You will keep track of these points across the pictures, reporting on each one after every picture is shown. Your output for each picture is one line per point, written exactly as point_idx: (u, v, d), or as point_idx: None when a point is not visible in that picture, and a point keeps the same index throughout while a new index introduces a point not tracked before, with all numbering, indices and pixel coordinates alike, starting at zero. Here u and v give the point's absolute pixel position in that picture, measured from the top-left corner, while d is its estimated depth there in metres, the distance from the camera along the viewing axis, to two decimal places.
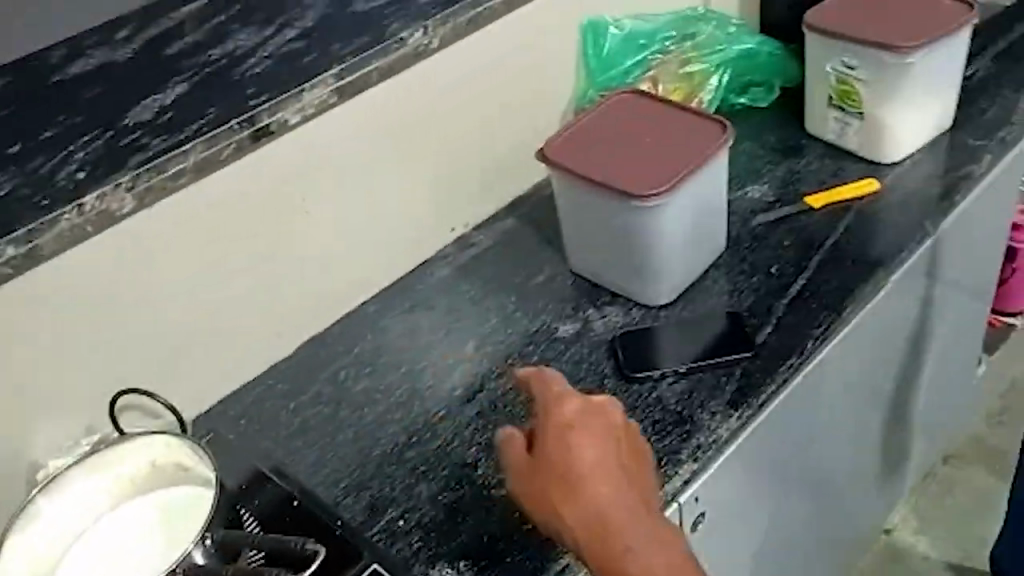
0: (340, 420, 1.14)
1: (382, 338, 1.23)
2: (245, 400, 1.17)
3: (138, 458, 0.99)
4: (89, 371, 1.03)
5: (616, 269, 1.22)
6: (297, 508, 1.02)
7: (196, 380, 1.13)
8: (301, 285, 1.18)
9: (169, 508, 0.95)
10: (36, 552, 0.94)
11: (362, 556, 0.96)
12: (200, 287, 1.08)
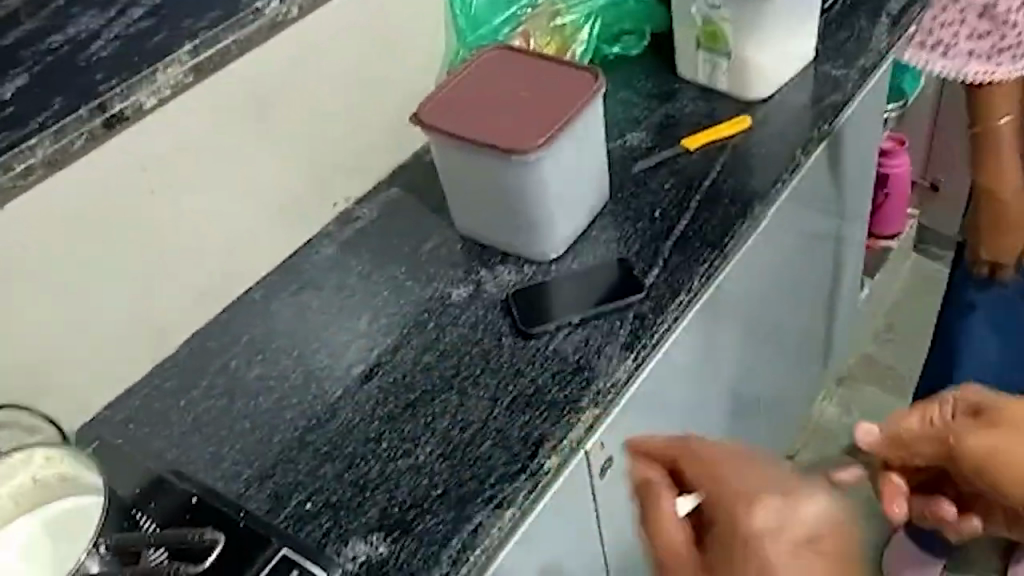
0: (236, 411, 1.12)
1: (272, 323, 1.21)
2: (133, 402, 1.14)
3: (17, 476, 0.94)
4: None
5: (503, 228, 1.22)
6: (197, 505, 1.00)
7: (78, 386, 1.08)
8: (182, 276, 1.14)
9: (51, 532, 0.93)
10: None
11: (271, 541, 0.95)
12: (72, 288, 1.03)
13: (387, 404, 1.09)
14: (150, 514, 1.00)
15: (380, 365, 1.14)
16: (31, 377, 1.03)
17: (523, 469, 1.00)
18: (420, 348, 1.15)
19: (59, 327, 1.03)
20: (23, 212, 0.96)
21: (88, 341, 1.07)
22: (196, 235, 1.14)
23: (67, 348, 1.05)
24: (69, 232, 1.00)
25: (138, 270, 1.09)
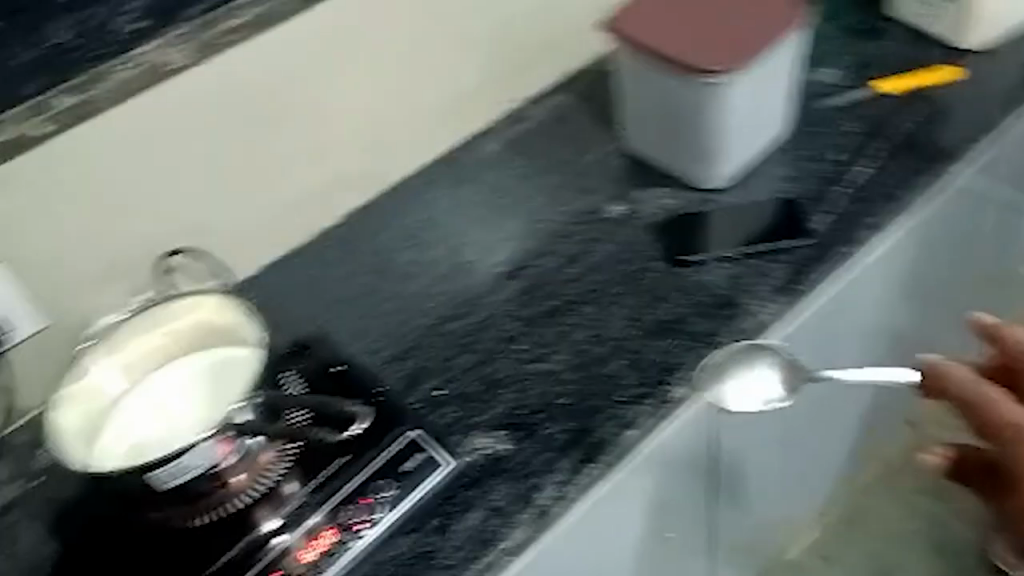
0: (383, 291, 1.16)
1: (427, 212, 1.23)
2: (291, 266, 1.20)
3: (185, 317, 1.02)
4: (136, 228, 1.07)
5: (673, 150, 1.19)
6: (337, 373, 1.06)
7: (239, 245, 1.16)
8: (344, 153, 1.19)
9: (211, 383, 0.97)
10: (84, 402, 0.97)
11: (401, 423, 0.96)
12: (254, 149, 1.12)
13: (525, 308, 1.11)
14: (294, 375, 1.06)
15: (524, 270, 1.15)
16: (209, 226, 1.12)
17: (650, 394, 0.99)
18: (566, 259, 1.15)
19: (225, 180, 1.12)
20: (205, 71, 1.05)
21: (252, 200, 1.14)
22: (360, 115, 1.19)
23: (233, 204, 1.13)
24: (257, 94, 1.10)
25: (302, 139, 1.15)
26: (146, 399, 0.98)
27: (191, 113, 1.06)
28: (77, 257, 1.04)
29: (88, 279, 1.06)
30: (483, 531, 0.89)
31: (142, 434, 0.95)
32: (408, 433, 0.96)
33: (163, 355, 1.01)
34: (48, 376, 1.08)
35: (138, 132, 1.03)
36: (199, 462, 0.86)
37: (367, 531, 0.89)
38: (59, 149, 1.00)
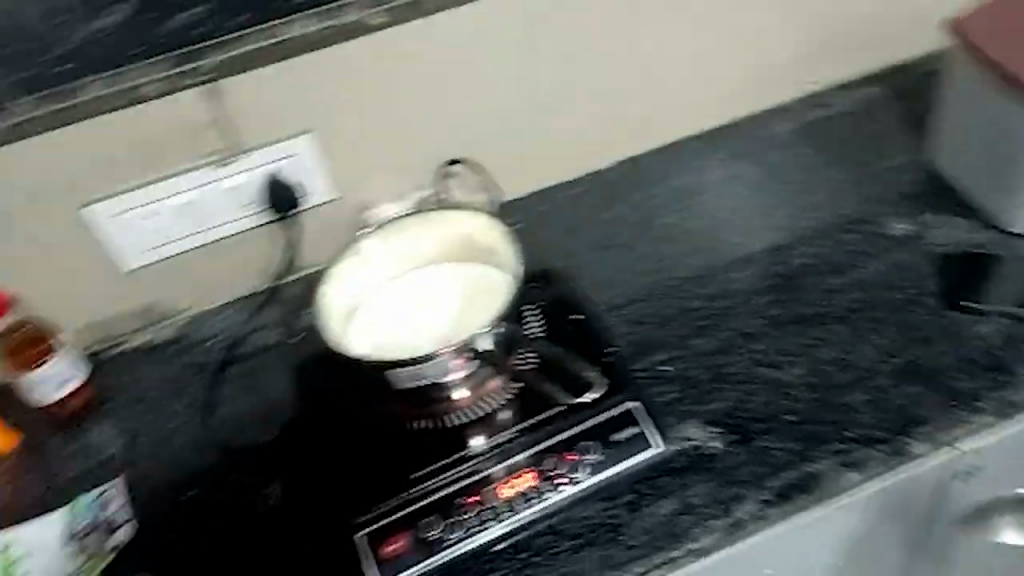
0: (636, 246, 1.16)
1: (700, 177, 1.22)
2: (555, 198, 1.22)
3: (452, 227, 1.05)
4: (432, 132, 1.11)
5: (985, 181, 1.07)
6: (576, 321, 1.06)
7: (518, 168, 1.18)
8: (641, 100, 1.17)
9: (464, 301, 1.02)
10: (346, 287, 1.04)
11: (620, 391, 0.97)
12: (560, 79, 1.11)
13: (775, 306, 1.07)
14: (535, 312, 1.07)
15: (782, 266, 1.10)
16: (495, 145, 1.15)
17: (885, 440, 0.93)
18: (832, 267, 1.09)
19: (525, 105, 1.12)
20: None
21: (542, 128, 1.15)
22: (669, 65, 1.15)
23: (526, 127, 1.14)
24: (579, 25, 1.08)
25: (606, 79, 1.13)
26: (404, 300, 1.05)
27: (514, 32, 1.06)
28: (377, 147, 1.10)
29: (377, 167, 1.12)
30: (674, 524, 0.89)
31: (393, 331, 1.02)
32: (626, 407, 0.96)
33: (421, 258, 1.08)
34: (324, 247, 1.17)
35: (459, 42, 1.05)
36: (429, 376, 0.93)
37: (565, 488, 0.91)
38: (386, 48, 1.02)
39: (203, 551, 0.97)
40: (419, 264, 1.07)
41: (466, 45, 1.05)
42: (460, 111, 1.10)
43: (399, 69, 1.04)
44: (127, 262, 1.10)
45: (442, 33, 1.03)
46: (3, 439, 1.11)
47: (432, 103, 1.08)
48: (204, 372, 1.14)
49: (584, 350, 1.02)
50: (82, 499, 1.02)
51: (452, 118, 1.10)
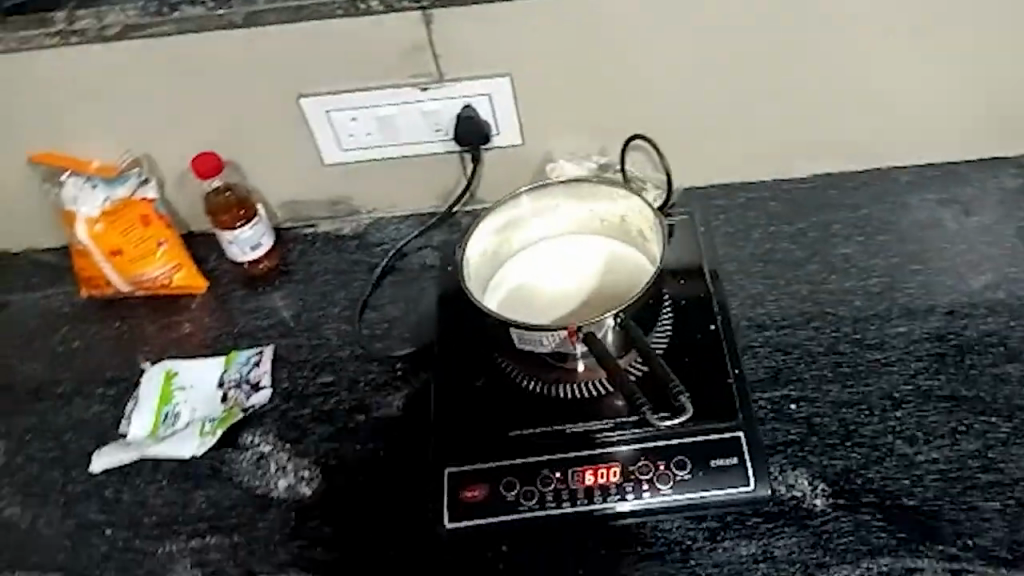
0: (802, 271, 1.10)
1: (899, 214, 1.14)
2: (739, 197, 1.19)
3: (615, 208, 1.01)
4: (627, 102, 1.12)
5: None
6: (711, 332, 1.03)
7: (703, 157, 1.17)
8: (844, 113, 1.12)
9: (605, 273, 1.03)
10: (486, 239, 1.00)
11: (734, 420, 0.94)
12: (780, 75, 1.09)
13: (931, 378, 1.00)
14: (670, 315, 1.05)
15: (955, 337, 1.02)
16: (694, 129, 1.14)
17: (1007, 561, 0.87)
18: (1010, 351, 1.00)
19: (737, 95, 1.11)
20: None
21: (747, 122, 1.13)
22: (883, 83, 1.10)
23: (730, 117, 1.13)
24: (817, 23, 1.05)
25: (814, 84, 1.10)
26: (545, 249, 1.05)
27: (746, 19, 1.04)
28: (578, 103, 1.12)
29: (567, 123, 1.14)
30: (748, 568, 0.88)
31: (528, 286, 1.03)
32: (734, 434, 0.93)
33: (570, 227, 1.04)
34: (504, 188, 1.22)
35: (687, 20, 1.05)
36: (545, 343, 0.91)
37: (647, 496, 0.91)
38: (614, 11, 1.04)
39: (319, 433, 1.06)
40: (565, 233, 1.04)
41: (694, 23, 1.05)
42: (658, 87, 1.10)
43: (608, 32, 1.06)
44: (325, 155, 1.20)
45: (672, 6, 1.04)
46: (193, 279, 1.25)
47: (634, 73, 1.09)
48: (369, 270, 1.23)
49: (708, 366, 1.00)
50: (238, 355, 1.16)
51: (648, 93, 1.11)
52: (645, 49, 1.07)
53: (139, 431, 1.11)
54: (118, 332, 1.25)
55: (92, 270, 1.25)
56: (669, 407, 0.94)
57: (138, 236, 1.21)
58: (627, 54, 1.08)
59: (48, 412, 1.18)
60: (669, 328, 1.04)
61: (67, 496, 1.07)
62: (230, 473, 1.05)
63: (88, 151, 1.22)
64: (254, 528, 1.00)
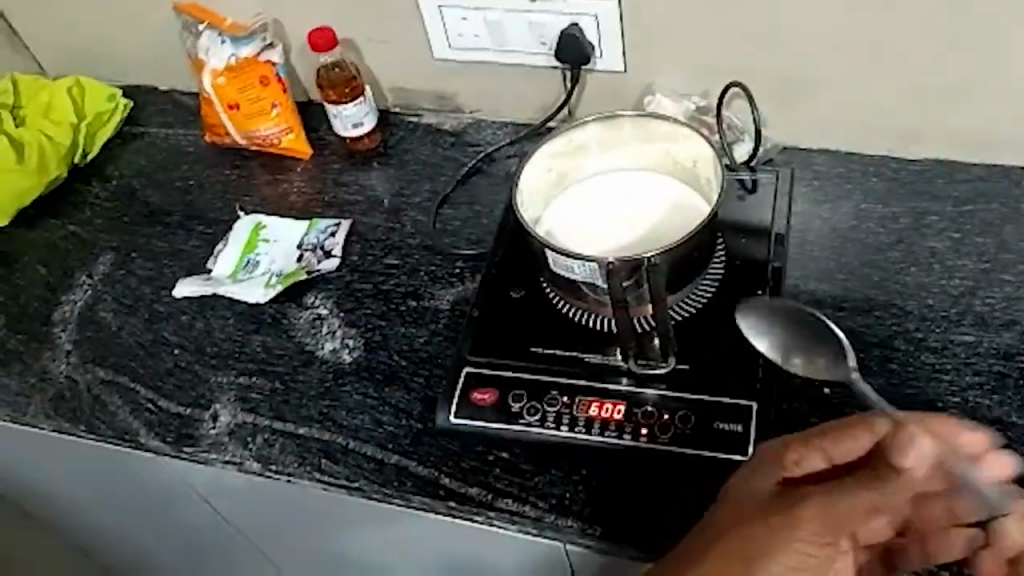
0: (884, 255, 1.07)
1: (1008, 219, 1.07)
2: (839, 168, 1.14)
3: (685, 149, 1.02)
4: (726, 50, 1.09)
5: None
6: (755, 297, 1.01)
7: (776, 115, 1.13)
8: (898, 89, 1.05)
9: (658, 219, 1.03)
10: (550, 158, 1.04)
11: (754, 390, 0.94)
12: (850, 44, 1.04)
13: (984, 397, 0.95)
14: (720, 267, 1.03)
15: (1023, 359, 0.97)
16: (766, 84, 1.11)
17: None
18: None
19: (808, 58, 1.06)
20: None
21: (817, 87, 1.09)
22: (1006, 79, 1.01)
23: (799, 79, 1.08)
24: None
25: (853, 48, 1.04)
26: (602, 189, 1.06)
27: None
28: (680, 41, 1.10)
29: (671, 59, 1.12)
30: None
31: (579, 219, 1.04)
32: (747, 404, 0.93)
33: (638, 165, 1.06)
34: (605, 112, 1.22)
35: None
36: (577, 272, 0.94)
37: (644, 441, 0.93)
38: None
39: (371, 308, 1.14)
40: (632, 170, 1.06)
41: None
42: (767, 40, 1.06)
43: None
44: (435, 50, 1.23)
45: None
46: (299, 146, 1.33)
47: (746, 21, 1.06)
48: (457, 168, 1.26)
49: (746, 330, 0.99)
50: (319, 223, 1.23)
51: (757, 44, 1.07)
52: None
53: (221, 269, 1.22)
54: (227, 178, 1.35)
55: (214, 118, 1.35)
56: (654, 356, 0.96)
57: (254, 95, 1.29)
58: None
59: (153, 236, 1.31)
60: (717, 280, 1.02)
61: (151, 313, 1.20)
62: (287, 326, 1.14)
63: (227, 7, 1.30)
64: (294, 379, 1.09)
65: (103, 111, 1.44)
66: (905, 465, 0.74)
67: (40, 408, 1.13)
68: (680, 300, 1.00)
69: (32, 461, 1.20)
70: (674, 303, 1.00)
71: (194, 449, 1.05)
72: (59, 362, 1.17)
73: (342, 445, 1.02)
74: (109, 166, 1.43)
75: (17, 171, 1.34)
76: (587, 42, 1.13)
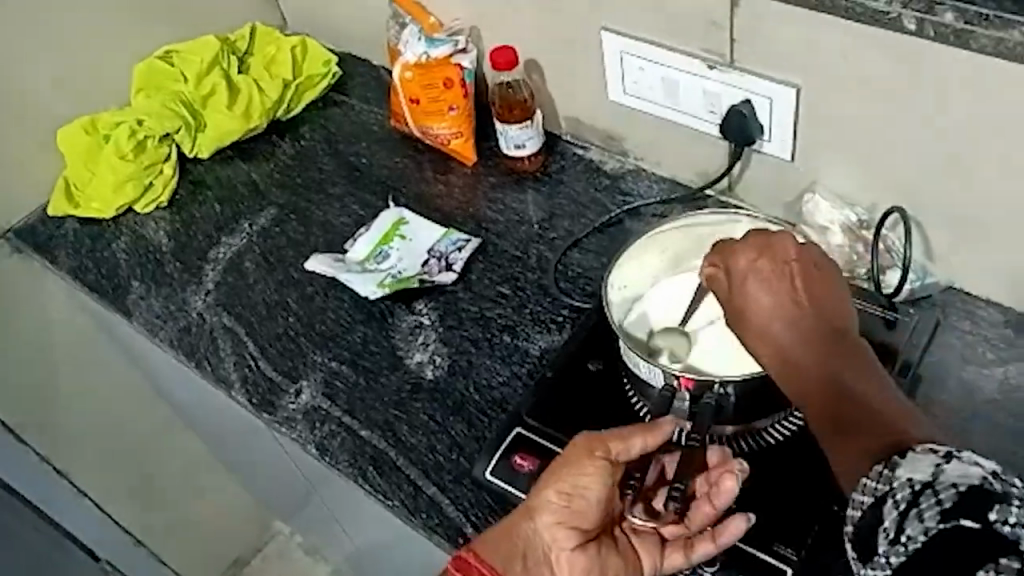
0: (1006, 444, 0.96)
1: None
2: (990, 330, 1.04)
3: None
4: (895, 163, 1.01)
5: None
6: None
7: (859, 205, 1.07)
8: (966, 188, 0.97)
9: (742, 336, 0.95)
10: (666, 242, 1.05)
11: (791, 558, 0.88)
12: (924, 158, 0.98)
13: None
14: None
15: None
16: (865, 184, 1.05)
17: None
18: None
19: (894, 165, 1.01)
20: (934, 66, 0.92)
21: (903, 201, 1.03)
22: None
23: (883, 183, 1.04)
24: (971, 126, 0.93)
25: (923, 136, 0.97)
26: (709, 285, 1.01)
27: (906, 90, 0.95)
28: (851, 142, 1.03)
29: (838, 162, 1.05)
30: None
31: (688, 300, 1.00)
32: (781, 569, 0.87)
33: None
34: (765, 195, 1.15)
35: (874, 79, 0.96)
36: (643, 369, 0.93)
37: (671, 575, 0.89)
38: (794, 35, 0.99)
39: (465, 330, 1.15)
40: None
41: (870, 80, 0.96)
42: (937, 168, 0.98)
43: (860, 76, 0.97)
44: (610, 92, 1.20)
45: (841, 54, 0.97)
46: (464, 150, 1.34)
47: (877, 116, 0.99)
48: (600, 214, 1.24)
49: (815, 488, 0.92)
50: (454, 233, 1.25)
51: (929, 170, 0.99)
52: (905, 115, 0.97)
53: (356, 253, 1.27)
54: (393, 166, 1.39)
55: (396, 105, 1.39)
56: None
57: (436, 93, 1.31)
58: (897, 116, 0.97)
59: (315, 203, 1.38)
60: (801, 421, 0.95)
61: (286, 276, 1.28)
62: (390, 325, 1.18)
63: (432, 5, 1.33)
64: (375, 379, 1.12)
65: (314, 74, 1.50)
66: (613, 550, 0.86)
67: (168, 335, 1.25)
68: (738, 433, 0.94)
69: (167, 370, 1.35)
70: (732, 434, 0.94)
71: (272, 417, 1.12)
72: (198, 298, 1.29)
73: (392, 460, 1.04)
74: (304, 126, 1.50)
75: (227, 114, 1.44)
76: (757, 122, 1.07)
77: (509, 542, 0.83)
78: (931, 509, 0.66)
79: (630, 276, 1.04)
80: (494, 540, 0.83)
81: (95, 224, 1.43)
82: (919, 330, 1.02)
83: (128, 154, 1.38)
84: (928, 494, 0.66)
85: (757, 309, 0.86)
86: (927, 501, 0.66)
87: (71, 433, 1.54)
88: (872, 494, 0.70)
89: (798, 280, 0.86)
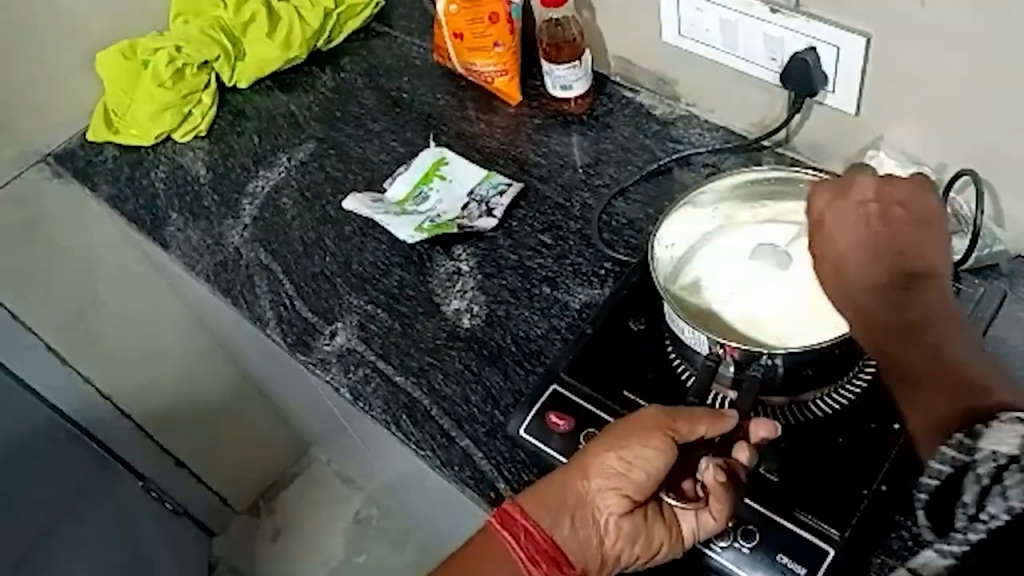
0: None
1: None
2: None
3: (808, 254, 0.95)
4: (967, 121, 0.95)
5: None
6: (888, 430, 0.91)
7: (924, 162, 1.01)
8: None
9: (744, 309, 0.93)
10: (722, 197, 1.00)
11: (836, 537, 0.86)
12: (1000, 116, 0.92)
13: None
14: (863, 383, 0.93)
15: None
16: (932, 141, 0.99)
17: None
18: None
19: (965, 123, 0.95)
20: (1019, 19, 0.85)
21: (973, 160, 0.97)
22: None
23: (952, 142, 0.98)
24: None
25: (1000, 92, 0.90)
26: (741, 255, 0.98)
27: (987, 43, 0.88)
28: (922, 96, 0.96)
29: (905, 117, 0.99)
30: None
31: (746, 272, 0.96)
32: (823, 548, 0.85)
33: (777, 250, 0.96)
34: (824, 149, 1.10)
35: (952, 30, 0.89)
36: (687, 333, 0.91)
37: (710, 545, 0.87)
38: None
39: (502, 280, 1.12)
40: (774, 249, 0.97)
41: (948, 31, 0.90)
42: (1014, 128, 0.92)
43: (938, 26, 0.90)
44: (664, 33, 1.14)
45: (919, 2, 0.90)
46: (509, 89, 1.29)
47: (952, 71, 0.92)
48: (647, 162, 1.19)
49: (862, 464, 0.90)
50: (495, 177, 1.22)
51: (1006, 129, 0.93)
52: (985, 70, 0.90)
53: (395, 193, 1.24)
54: (434, 103, 1.35)
55: (440, 40, 1.33)
56: (760, 489, 0.89)
57: (481, 29, 1.25)
58: (975, 72, 0.91)
59: (354, 139, 1.34)
60: (850, 395, 0.93)
61: (322, 214, 1.26)
62: (427, 271, 1.15)
63: None
64: (411, 325, 1.11)
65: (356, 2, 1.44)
66: (655, 526, 0.84)
67: (206, 270, 1.24)
68: (784, 405, 0.92)
69: (204, 301, 1.34)
70: (779, 404, 0.91)
71: (307, 357, 1.11)
72: (235, 233, 1.27)
73: (426, 408, 1.03)
74: (345, 57, 1.45)
75: (266, 44, 1.39)
76: (820, 71, 1.01)
77: (558, 500, 0.82)
78: (1017, 487, 0.61)
79: (679, 232, 1.00)
80: (543, 497, 0.82)
81: (134, 151, 1.40)
82: (986, 300, 0.97)
83: (167, 82, 1.34)
84: (1014, 470, 0.61)
85: (832, 248, 0.85)
86: (1015, 478, 0.61)
87: (111, 358, 1.55)
88: (950, 463, 0.65)
89: (876, 220, 0.84)
